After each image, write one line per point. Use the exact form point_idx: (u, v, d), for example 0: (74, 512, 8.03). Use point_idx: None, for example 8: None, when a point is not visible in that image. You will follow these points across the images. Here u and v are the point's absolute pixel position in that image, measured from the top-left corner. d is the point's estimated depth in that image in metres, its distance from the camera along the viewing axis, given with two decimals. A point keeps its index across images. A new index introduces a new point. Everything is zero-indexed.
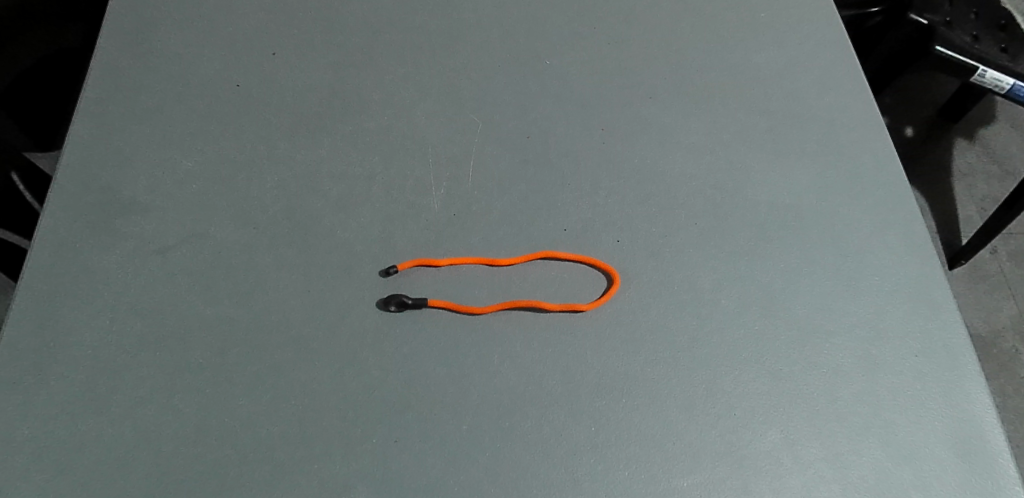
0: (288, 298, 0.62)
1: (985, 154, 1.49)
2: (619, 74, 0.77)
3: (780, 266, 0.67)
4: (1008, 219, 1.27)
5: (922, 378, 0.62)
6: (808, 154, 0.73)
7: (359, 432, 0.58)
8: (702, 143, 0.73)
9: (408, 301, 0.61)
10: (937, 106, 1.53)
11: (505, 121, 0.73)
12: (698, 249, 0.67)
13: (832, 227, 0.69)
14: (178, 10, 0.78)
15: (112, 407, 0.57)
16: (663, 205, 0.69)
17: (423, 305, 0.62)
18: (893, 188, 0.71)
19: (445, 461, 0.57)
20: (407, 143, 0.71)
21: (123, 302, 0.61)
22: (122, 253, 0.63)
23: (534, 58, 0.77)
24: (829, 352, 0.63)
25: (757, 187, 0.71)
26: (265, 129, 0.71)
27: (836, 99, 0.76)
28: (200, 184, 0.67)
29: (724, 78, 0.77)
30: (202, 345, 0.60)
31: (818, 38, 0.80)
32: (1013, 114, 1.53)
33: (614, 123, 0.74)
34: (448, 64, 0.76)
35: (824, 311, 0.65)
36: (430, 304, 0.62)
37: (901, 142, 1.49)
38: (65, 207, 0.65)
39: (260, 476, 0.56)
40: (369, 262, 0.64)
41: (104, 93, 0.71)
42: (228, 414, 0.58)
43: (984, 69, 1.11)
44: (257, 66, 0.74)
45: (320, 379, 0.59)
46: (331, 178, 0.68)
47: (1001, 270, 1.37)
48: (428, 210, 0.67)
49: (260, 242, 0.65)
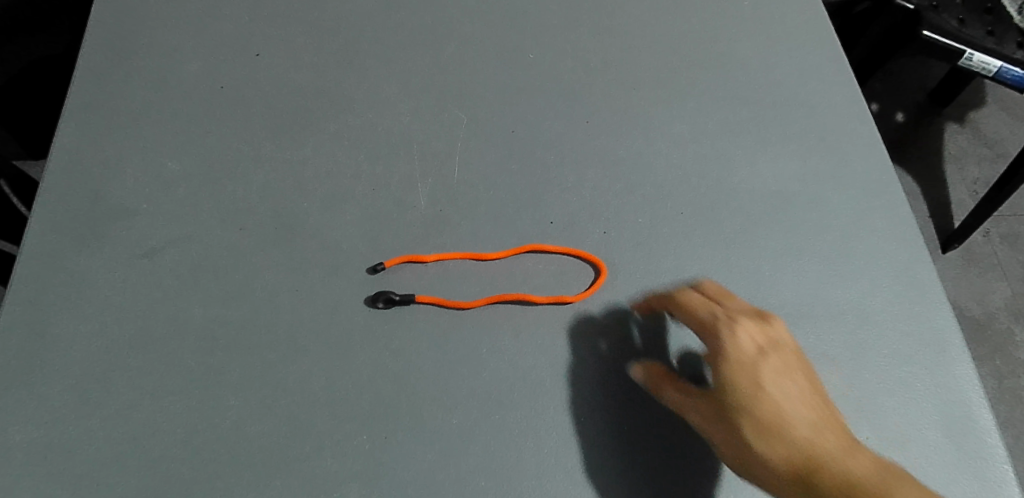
0: (278, 297, 0.64)
1: (973, 137, 1.51)
2: (605, 66, 0.79)
3: (759, 254, 0.69)
4: (1001, 199, 1.29)
5: (911, 361, 0.65)
6: (783, 145, 0.75)
7: (353, 426, 0.60)
8: (687, 133, 0.75)
9: (396, 297, 0.63)
10: (926, 91, 1.55)
11: (490, 116, 0.74)
12: (684, 238, 0.69)
13: (809, 217, 0.71)
14: (158, 12, 0.79)
15: (106, 410, 0.59)
16: (650, 196, 0.71)
17: (411, 301, 0.64)
18: (870, 176, 0.74)
19: (440, 453, 0.59)
20: (393, 141, 0.72)
21: (115, 306, 0.62)
22: (112, 257, 0.64)
23: (516, 54, 0.79)
24: (821, 336, 0.66)
25: (742, 176, 0.73)
26: (249, 129, 0.72)
27: (812, 91, 0.78)
28: (188, 187, 0.68)
29: (707, 69, 0.79)
30: (192, 346, 0.61)
31: (794, 31, 0.83)
32: (1000, 95, 1.56)
33: (600, 116, 0.75)
34: (432, 60, 0.77)
35: (808, 298, 0.67)
36: (418, 300, 0.64)
37: (890, 128, 1.51)
38: (52, 215, 0.66)
39: (257, 472, 0.58)
40: (356, 260, 0.66)
41: (90, 98, 0.72)
42: (221, 413, 0.59)
43: (971, 52, 1.14)
44: (239, 67, 0.76)
45: (312, 375, 0.61)
46: (317, 178, 0.70)
47: (994, 252, 1.40)
48: (414, 208, 0.69)
49: (251, 242, 0.66)
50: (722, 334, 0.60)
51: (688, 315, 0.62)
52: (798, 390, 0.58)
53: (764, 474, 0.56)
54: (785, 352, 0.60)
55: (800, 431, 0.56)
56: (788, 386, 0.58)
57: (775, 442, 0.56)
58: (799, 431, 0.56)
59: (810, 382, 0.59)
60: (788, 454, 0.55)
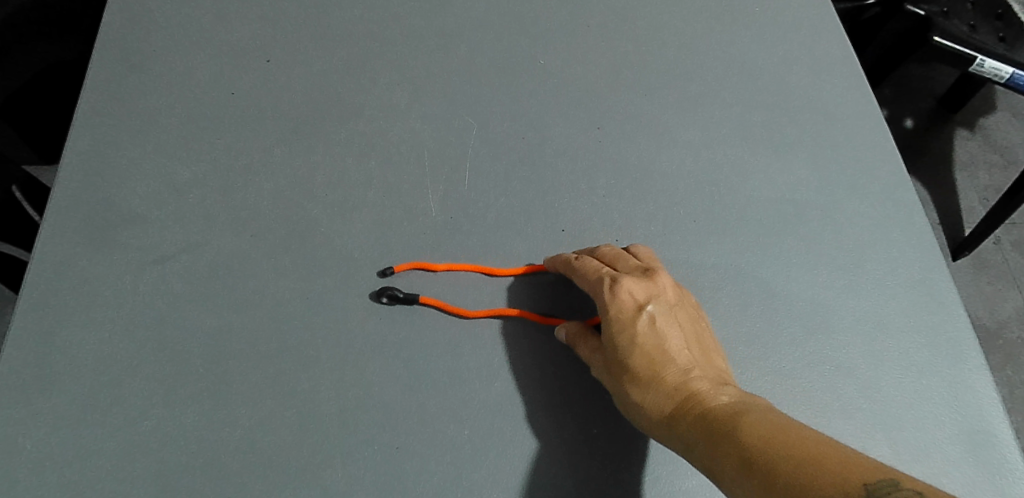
0: (288, 304, 0.63)
1: (985, 143, 1.51)
2: (616, 72, 0.78)
3: (772, 263, 0.68)
4: (1013, 207, 1.28)
5: (928, 372, 0.64)
6: (797, 153, 0.74)
7: (364, 436, 0.59)
8: (699, 140, 0.74)
9: (399, 294, 0.63)
10: (937, 97, 1.54)
11: (501, 122, 0.74)
12: (696, 246, 0.69)
13: (822, 224, 0.71)
14: (169, 18, 0.79)
15: (115, 418, 0.58)
16: (661, 203, 0.71)
17: (414, 302, 0.63)
18: (883, 185, 0.73)
19: (451, 463, 0.59)
20: (403, 147, 0.72)
21: (124, 313, 0.62)
22: (122, 263, 0.64)
23: (527, 59, 0.78)
24: (836, 347, 0.65)
25: (754, 184, 0.72)
26: (259, 135, 0.72)
27: (824, 98, 0.78)
28: (199, 193, 0.68)
29: (719, 75, 0.79)
30: (202, 353, 0.61)
31: (807, 37, 0.82)
32: (1012, 102, 1.55)
33: (611, 122, 0.75)
34: (442, 66, 0.77)
35: (823, 307, 0.67)
36: (421, 300, 0.64)
37: (900, 134, 1.50)
38: (62, 221, 0.65)
39: (266, 482, 0.57)
40: (366, 267, 0.66)
41: (100, 103, 0.72)
42: (230, 421, 0.59)
43: (982, 59, 1.13)
44: (250, 73, 0.75)
45: (321, 383, 0.61)
46: (327, 184, 0.69)
47: (1005, 260, 1.39)
48: (424, 215, 0.68)
49: (261, 249, 0.66)
50: (602, 292, 0.62)
51: (581, 280, 0.64)
52: (678, 343, 0.61)
53: (643, 420, 0.59)
54: (666, 302, 0.62)
55: (673, 376, 0.59)
56: (664, 334, 0.61)
57: (650, 390, 0.59)
58: (670, 376, 0.59)
59: (692, 327, 0.62)
60: (661, 400, 0.59)
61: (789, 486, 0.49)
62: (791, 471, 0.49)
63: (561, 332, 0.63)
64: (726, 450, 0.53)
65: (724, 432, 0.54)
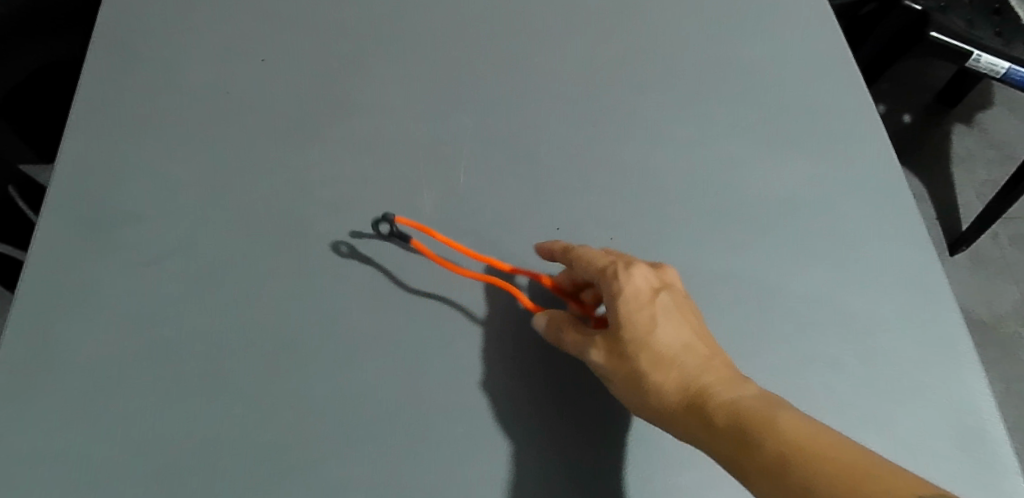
0: (283, 303, 0.64)
1: (983, 139, 1.54)
2: (611, 70, 0.78)
3: (766, 259, 0.69)
4: (1009, 202, 1.32)
5: (921, 367, 0.65)
6: (790, 151, 0.75)
7: (360, 434, 0.59)
8: (693, 137, 0.75)
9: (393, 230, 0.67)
10: (935, 92, 1.58)
11: (495, 120, 0.74)
12: (690, 243, 0.69)
13: (815, 222, 0.71)
14: (162, 18, 0.79)
15: (109, 419, 0.58)
16: (656, 200, 0.71)
17: (404, 241, 0.67)
18: (876, 181, 0.73)
19: (448, 461, 0.59)
20: (398, 146, 0.72)
21: (119, 314, 0.62)
22: (116, 264, 0.64)
23: (521, 57, 0.78)
24: (829, 344, 0.65)
25: (748, 181, 0.73)
26: (253, 135, 0.72)
27: (817, 95, 0.78)
28: (193, 194, 0.68)
29: (713, 73, 0.79)
30: (196, 353, 0.61)
31: (800, 34, 0.82)
32: (1008, 97, 1.59)
33: (606, 120, 0.75)
34: (436, 64, 0.77)
35: (816, 303, 0.67)
36: (412, 243, 0.67)
37: (899, 129, 1.53)
38: (56, 223, 0.66)
39: (262, 481, 0.57)
40: (361, 265, 0.66)
41: (94, 104, 0.72)
42: (226, 421, 0.59)
43: (979, 54, 1.14)
44: (243, 73, 0.76)
45: (316, 382, 0.61)
46: (322, 183, 0.70)
47: (1002, 255, 1.44)
48: (419, 213, 0.69)
49: (256, 248, 0.66)
50: (610, 275, 0.58)
51: (586, 265, 0.60)
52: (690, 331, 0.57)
53: (654, 410, 0.54)
54: (676, 291, 0.59)
55: (692, 369, 0.54)
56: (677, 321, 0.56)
57: (665, 379, 0.54)
58: (688, 365, 0.54)
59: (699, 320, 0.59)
60: (681, 392, 0.53)
61: (836, 483, 0.44)
62: (837, 466, 0.45)
63: (539, 320, 0.62)
64: (769, 455, 0.47)
65: (756, 424, 0.49)
